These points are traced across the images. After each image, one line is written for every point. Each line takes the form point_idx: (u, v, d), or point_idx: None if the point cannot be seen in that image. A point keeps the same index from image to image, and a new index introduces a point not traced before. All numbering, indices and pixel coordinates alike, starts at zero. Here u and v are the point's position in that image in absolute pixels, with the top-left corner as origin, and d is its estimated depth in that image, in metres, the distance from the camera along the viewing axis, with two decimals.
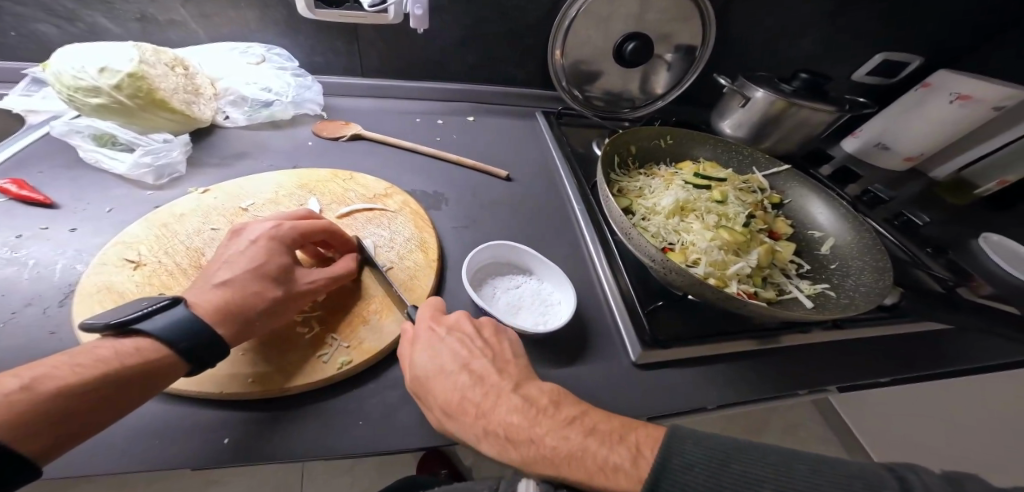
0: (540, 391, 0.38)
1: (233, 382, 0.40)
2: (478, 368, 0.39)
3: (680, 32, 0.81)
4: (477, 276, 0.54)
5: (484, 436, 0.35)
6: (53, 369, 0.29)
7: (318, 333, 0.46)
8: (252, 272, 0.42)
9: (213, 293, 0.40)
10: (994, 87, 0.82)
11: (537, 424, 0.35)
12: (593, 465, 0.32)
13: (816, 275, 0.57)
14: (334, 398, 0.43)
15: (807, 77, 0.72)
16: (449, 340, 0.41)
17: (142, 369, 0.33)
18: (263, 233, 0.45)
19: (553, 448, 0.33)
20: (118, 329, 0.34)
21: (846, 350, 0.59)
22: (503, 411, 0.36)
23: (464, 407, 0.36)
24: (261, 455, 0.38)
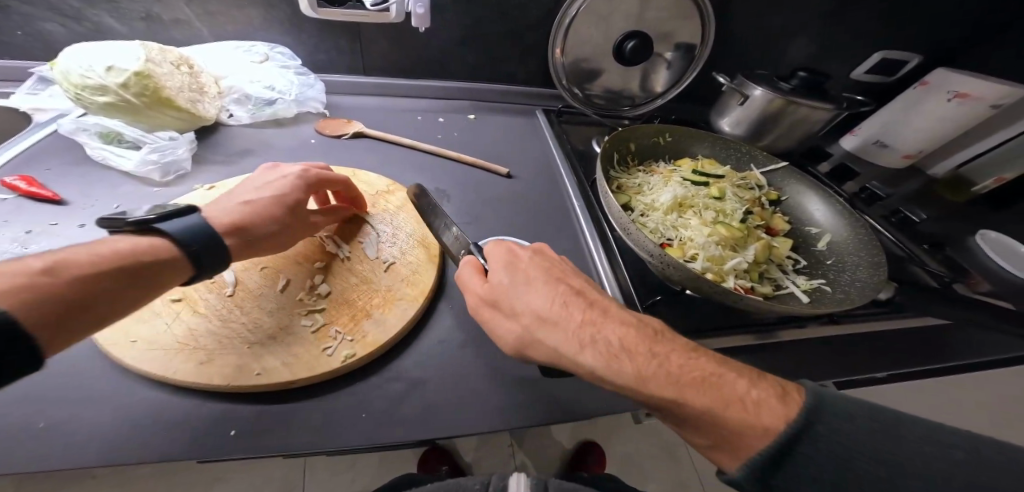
0: (648, 321, 0.39)
1: (241, 375, 0.41)
2: (575, 295, 0.40)
3: (679, 31, 0.81)
4: None
5: (588, 348, 0.35)
6: (69, 258, 0.32)
7: (322, 326, 0.47)
8: (269, 200, 0.47)
9: (232, 209, 0.45)
10: (991, 85, 0.83)
11: (650, 348, 0.35)
12: (727, 391, 0.32)
13: (812, 270, 0.58)
14: (339, 390, 0.44)
15: (805, 75, 0.73)
16: (538, 269, 0.43)
17: (150, 265, 0.36)
18: (291, 172, 0.52)
19: (673, 369, 0.33)
20: (137, 227, 0.38)
21: (843, 346, 0.60)
22: (609, 333, 0.36)
23: (563, 320, 0.37)
24: (270, 445, 0.39)
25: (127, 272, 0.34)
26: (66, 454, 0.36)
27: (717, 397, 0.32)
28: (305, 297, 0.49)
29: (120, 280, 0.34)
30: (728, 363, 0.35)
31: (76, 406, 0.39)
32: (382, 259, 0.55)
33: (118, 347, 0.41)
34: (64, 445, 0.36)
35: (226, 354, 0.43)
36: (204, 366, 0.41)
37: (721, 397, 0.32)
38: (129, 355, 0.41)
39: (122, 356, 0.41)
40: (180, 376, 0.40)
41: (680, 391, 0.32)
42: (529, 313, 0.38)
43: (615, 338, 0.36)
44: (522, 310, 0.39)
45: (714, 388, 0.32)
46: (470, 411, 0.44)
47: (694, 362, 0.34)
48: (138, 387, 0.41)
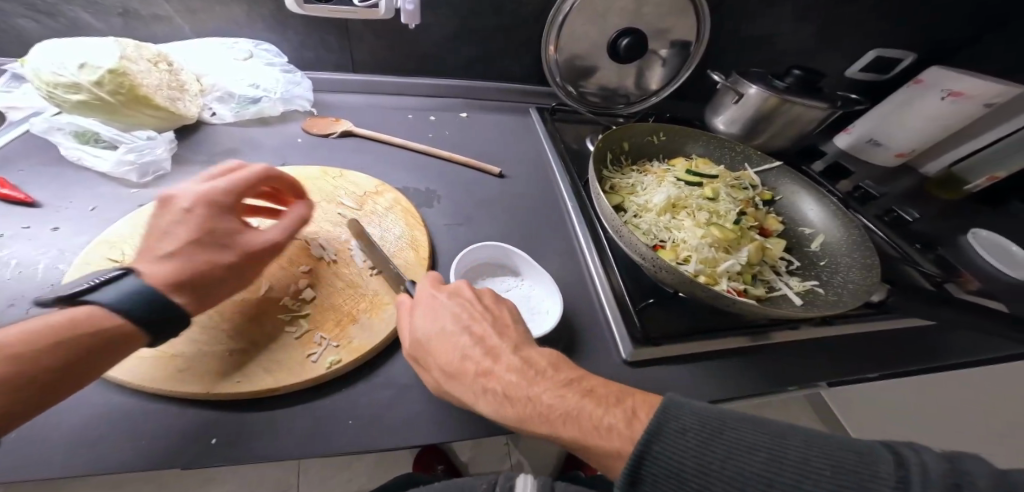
0: (537, 354, 0.40)
1: (220, 381, 0.40)
2: (477, 333, 0.41)
3: (672, 28, 0.80)
4: (468, 274, 0.54)
5: (482, 394, 0.37)
6: (10, 340, 0.31)
7: (306, 333, 0.45)
8: (200, 240, 0.41)
9: (163, 265, 0.39)
10: (985, 83, 0.82)
11: (538, 383, 0.37)
12: (588, 424, 0.34)
13: (805, 272, 0.57)
14: (324, 397, 0.43)
15: (800, 74, 0.72)
16: (445, 303, 0.44)
17: (98, 336, 0.34)
18: (194, 199, 0.43)
19: (554, 410, 0.35)
20: (73, 300, 0.35)
21: (836, 347, 0.59)
22: (501, 372, 0.38)
23: (458, 363, 0.39)
24: (252, 455, 0.38)
25: (72, 348, 0.32)
26: (38, 465, 0.34)
27: (594, 433, 0.33)
28: (289, 302, 0.47)
29: (66, 353, 0.32)
30: (617, 398, 0.36)
31: (45, 416, 0.37)
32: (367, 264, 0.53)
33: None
34: (34, 456, 0.34)
35: (208, 360, 0.41)
36: (183, 373, 0.40)
37: (591, 427, 0.34)
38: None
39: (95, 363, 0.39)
40: (157, 383, 0.39)
41: (560, 426, 0.34)
42: (418, 342, 0.41)
43: (508, 378, 0.37)
44: (424, 350, 0.40)
45: (593, 428, 0.34)
46: (458, 418, 0.43)
47: (582, 403, 0.35)
48: (116, 394, 0.39)
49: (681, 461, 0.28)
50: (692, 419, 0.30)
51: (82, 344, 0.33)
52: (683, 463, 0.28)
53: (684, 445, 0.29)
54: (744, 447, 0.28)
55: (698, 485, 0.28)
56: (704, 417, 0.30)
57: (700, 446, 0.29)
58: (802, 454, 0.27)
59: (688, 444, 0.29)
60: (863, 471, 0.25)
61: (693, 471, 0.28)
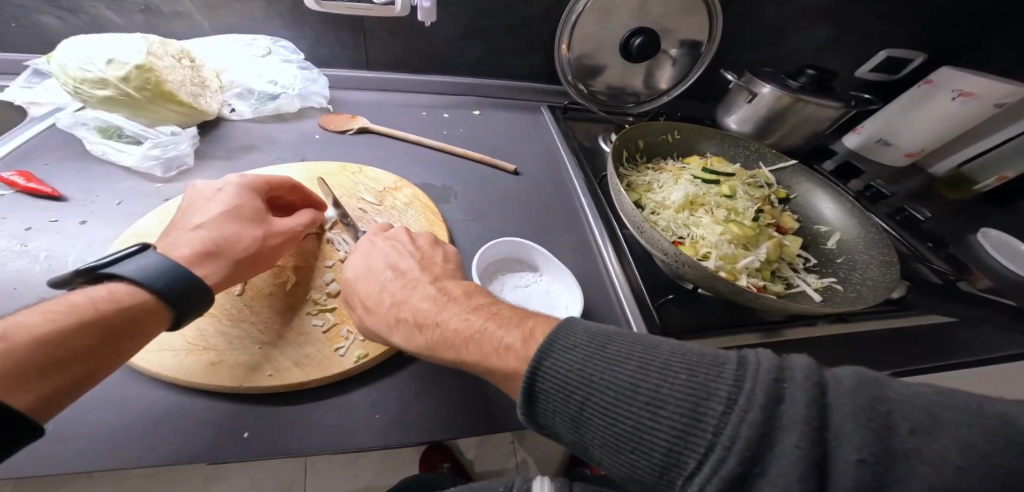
0: (455, 285, 0.42)
1: (252, 374, 0.40)
2: (386, 269, 0.44)
3: (686, 27, 0.80)
4: (488, 270, 0.54)
5: (394, 324, 0.39)
6: (33, 320, 0.30)
7: (333, 326, 0.46)
8: (228, 215, 0.44)
9: (193, 237, 0.42)
10: (994, 84, 0.83)
11: (446, 307, 0.38)
12: (487, 345, 0.34)
13: (823, 269, 0.58)
14: (352, 391, 0.43)
15: (814, 73, 0.72)
16: (372, 246, 0.47)
17: (124, 314, 0.34)
18: (229, 181, 0.47)
19: (463, 332, 0.36)
20: (89, 276, 0.35)
21: (852, 344, 0.60)
22: (408, 297, 0.40)
23: (379, 296, 0.42)
24: (283, 448, 0.38)
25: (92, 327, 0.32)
26: (77, 456, 0.35)
27: (503, 354, 0.33)
28: (314, 297, 0.48)
29: (93, 331, 0.32)
30: (523, 319, 0.36)
31: (79, 408, 0.37)
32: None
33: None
34: (72, 448, 0.35)
35: (238, 353, 0.42)
36: (215, 366, 0.40)
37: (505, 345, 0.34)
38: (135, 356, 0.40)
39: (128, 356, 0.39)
40: (191, 376, 0.39)
41: (471, 349, 0.35)
42: (350, 277, 0.45)
43: (414, 300, 0.40)
44: (351, 285, 0.44)
45: (501, 346, 0.34)
46: (485, 412, 0.43)
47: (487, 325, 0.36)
48: (148, 387, 0.40)
49: (565, 374, 0.28)
50: (587, 336, 0.30)
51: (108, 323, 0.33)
52: (567, 376, 0.28)
53: (567, 357, 0.29)
54: (620, 359, 0.28)
55: (582, 398, 0.28)
56: (594, 335, 0.30)
57: (586, 358, 0.29)
58: (665, 361, 0.27)
59: (576, 357, 0.29)
60: (713, 375, 0.25)
61: (578, 383, 0.28)
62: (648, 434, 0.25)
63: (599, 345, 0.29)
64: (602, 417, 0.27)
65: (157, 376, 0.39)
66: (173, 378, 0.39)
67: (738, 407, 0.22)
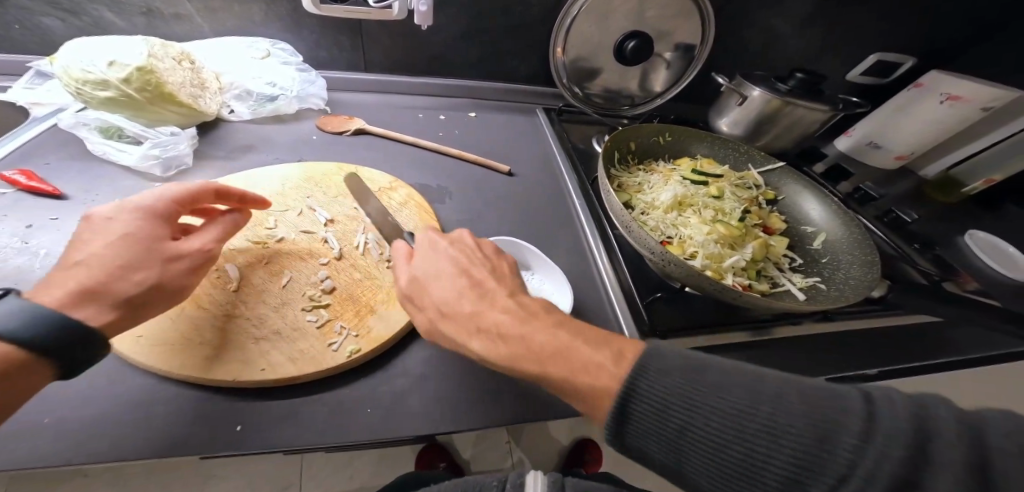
0: (530, 301, 0.40)
1: (248, 369, 0.41)
2: (451, 277, 0.42)
3: (679, 31, 0.82)
4: None
5: (473, 333, 0.38)
6: None
7: (327, 321, 0.47)
8: (117, 248, 0.38)
9: (65, 278, 0.35)
10: (983, 88, 0.84)
11: (529, 318, 0.37)
12: (578, 360, 0.33)
13: (808, 268, 0.59)
14: (344, 385, 0.44)
15: (803, 77, 0.73)
16: (442, 253, 0.45)
17: (76, 327, 0.33)
18: (118, 206, 0.40)
19: (539, 350, 0.34)
20: (32, 286, 0.33)
21: (836, 342, 0.61)
22: (484, 306, 0.39)
23: (443, 302, 0.40)
24: (276, 440, 0.39)
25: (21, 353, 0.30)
26: (71, 450, 0.35)
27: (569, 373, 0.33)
28: (309, 292, 0.49)
29: (42, 345, 0.31)
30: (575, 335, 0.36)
31: (73, 403, 0.38)
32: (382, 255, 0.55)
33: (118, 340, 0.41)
34: (67, 442, 0.36)
35: (233, 349, 0.43)
36: (211, 361, 0.41)
37: (571, 361, 0.33)
38: (130, 349, 0.41)
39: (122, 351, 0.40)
40: (187, 370, 0.40)
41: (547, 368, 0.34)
42: (417, 276, 0.43)
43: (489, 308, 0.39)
44: (415, 286, 0.43)
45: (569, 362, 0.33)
46: (474, 406, 0.44)
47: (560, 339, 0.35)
48: (144, 381, 0.41)
49: (658, 409, 0.29)
50: (678, 371, 0.30)
51: (61, 336, 0.32)
52: (658, 410, 0.29)
53: (669, 389, 0.29)
54: (714, 391, 0.29)
55: (676, 429, 0.29)
56: (695, 367, 0.30)
57: (676, 395, 0.29)
58: (769, 403, 0.27)
59: (666, 393, 0.29)
60: (838, 411, 0.25)
61: (672, 416, 0.29)
62: (765, 469, 0.26)
63: (693, 381, 0.29)
64: (705, 449, 0.28)
65: (154, 370, 0.40)
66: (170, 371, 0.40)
67: (881, 447, 0.23)
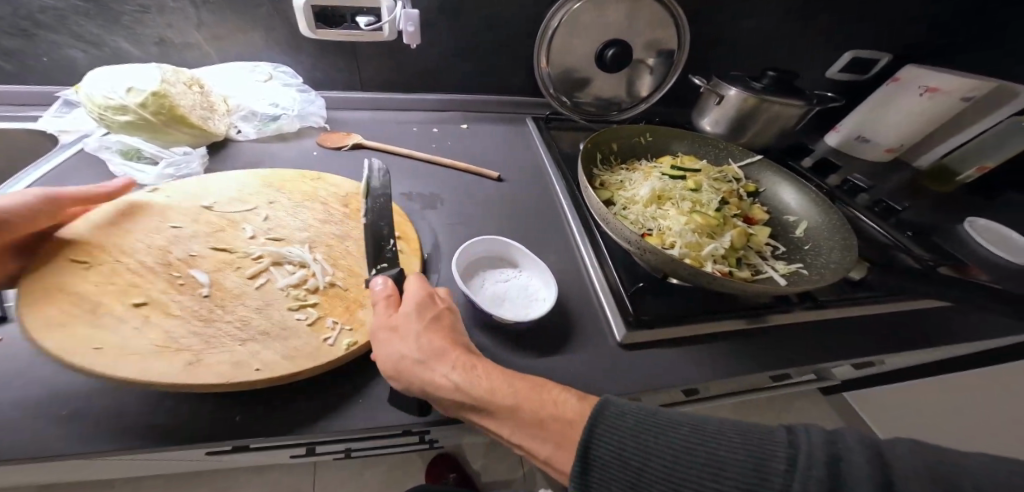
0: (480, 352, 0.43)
1: (243, 379, 0.41)
2: (419, 359, 0.39)
3: (657, 37, 0.86)
4: (467, 267, 0.56)
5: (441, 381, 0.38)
6: None
7: (320, 323, 0.48)
8: None
9: None
10: (958, 78, 0.86)
11: (499, 396, 0.37)
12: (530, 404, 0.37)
13: (790, 256, 0.60)
14: (342, 377, 0.45)
15: (774, 75, 0.75)
16: (408, 314, 0.42)
17: None
18: None
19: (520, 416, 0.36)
20: None
21: (826, 330, 0.62)
22: (444, 382, 0.37)
23: (415, 370, 0.38)
24: (277, 428, 0.41)
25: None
26: (81, 439, 0.37)
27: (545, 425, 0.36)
28: (295, 297, 0.50)
29: None
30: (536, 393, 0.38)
31: (84, 396, 0.40)
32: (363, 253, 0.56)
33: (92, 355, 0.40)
34: (78, 431, 0.38)
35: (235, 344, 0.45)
36: None
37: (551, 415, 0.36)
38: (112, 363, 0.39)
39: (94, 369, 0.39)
40: (176, 383, 0.39)
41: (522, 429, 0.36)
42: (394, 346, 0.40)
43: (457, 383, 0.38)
44: (394, 363, 0.39)
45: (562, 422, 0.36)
46: None
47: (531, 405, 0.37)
48: None
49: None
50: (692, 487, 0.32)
51: None
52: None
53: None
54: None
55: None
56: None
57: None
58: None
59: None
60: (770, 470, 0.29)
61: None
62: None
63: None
64: None
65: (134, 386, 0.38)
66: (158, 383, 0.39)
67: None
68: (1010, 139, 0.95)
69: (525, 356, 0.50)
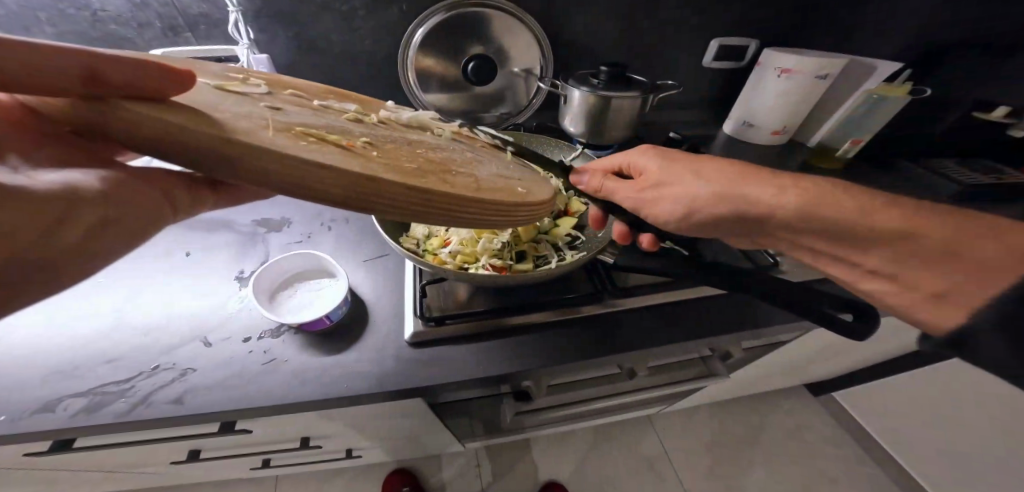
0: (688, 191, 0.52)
1: (332, 152, 0.29)
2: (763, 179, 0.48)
3: (513, 47, 0.89)
4: (269, 287, 0.59)
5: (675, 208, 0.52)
6: None
7: (378, 141, 0.35)
8: None
9: None
10: (807, 58, 0.86)
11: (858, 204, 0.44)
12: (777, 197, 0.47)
13: (585, 245, 0.64)
14: (115, 376, 0.52)
15: (608, 69, 0.79)
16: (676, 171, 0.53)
17: None
18: None
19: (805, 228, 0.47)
20: None
21: (642, 319, 0.62)
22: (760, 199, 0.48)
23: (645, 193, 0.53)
24: (32, 424, 0.48)
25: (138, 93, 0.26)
26: None
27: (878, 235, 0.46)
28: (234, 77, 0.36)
29: None
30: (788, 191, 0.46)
31: None
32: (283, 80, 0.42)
33: (186, 119, 0.25)
34: None
35: (38, 354, 0.54)
36: (14, 366, 0.53)
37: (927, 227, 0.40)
38: (187, 116, 0.25)
39: (168, 105, 0.26)
40: (274, 144, 0.26)
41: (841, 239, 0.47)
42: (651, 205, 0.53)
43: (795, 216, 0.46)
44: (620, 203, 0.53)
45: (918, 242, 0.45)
46: (210, 402, 0.50)
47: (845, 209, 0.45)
48: None
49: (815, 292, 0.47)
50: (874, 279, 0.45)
51: None
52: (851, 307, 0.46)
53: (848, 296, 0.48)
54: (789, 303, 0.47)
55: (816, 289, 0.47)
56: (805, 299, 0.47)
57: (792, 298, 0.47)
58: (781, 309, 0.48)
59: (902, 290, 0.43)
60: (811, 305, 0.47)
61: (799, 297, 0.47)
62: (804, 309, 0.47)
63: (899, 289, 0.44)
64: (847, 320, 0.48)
65: (233, 144, 0.25)
66: (271, 160, 0.26)
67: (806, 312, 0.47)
68: (873, 113, 0.93)
69: (302, 358, 0.55)
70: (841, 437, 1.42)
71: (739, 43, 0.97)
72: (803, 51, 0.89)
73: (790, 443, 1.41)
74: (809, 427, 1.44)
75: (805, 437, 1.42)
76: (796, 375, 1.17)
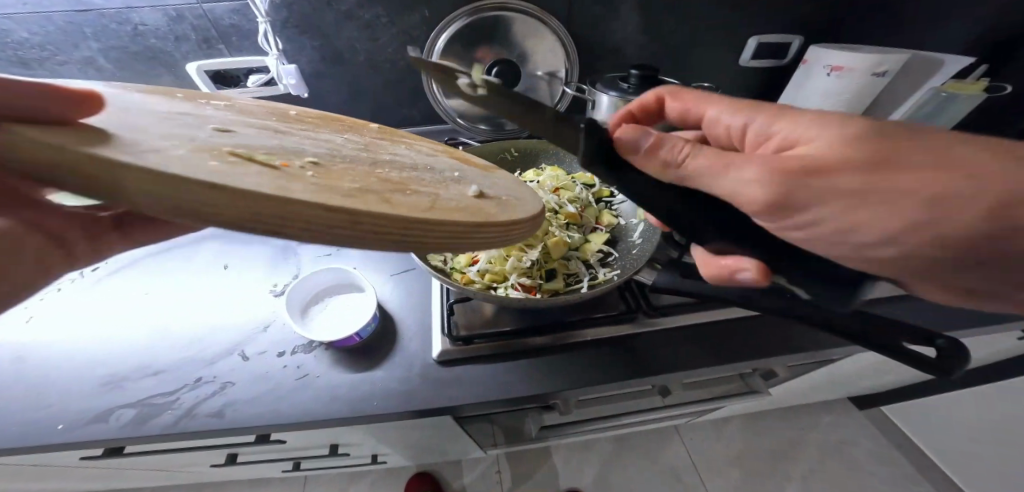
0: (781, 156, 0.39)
1: (246, 184, 0.22)
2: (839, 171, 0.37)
3: (539, 51, 0.87)
4: (303, 299, 0.60)
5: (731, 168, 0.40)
6: None
7: (325, 160, 0.30)
8: None
9: None
10: (862, 55, 0.80)
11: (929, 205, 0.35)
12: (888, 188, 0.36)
13: (615, 261, 0.65)
14: (160, 388, 0.54)
15: (639, 72, 0.75)
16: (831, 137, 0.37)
17: None
18: None
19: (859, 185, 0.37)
20: None
21: (679, 340, 0.60)
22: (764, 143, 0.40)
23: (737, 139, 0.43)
24: (84, 435, 0.50)
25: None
26: None
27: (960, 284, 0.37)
28: (256, 120, 0.34)
29: None
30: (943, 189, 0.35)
31: None
32: (296, 111, 0.41)
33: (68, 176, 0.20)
34: None
35: (88, 362, 0.57)
36: (67, 376, 0.55)
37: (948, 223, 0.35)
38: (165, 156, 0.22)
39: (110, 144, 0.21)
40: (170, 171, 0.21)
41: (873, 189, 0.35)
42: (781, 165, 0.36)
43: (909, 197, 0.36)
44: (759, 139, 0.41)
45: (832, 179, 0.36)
46: (248, 418, 0.51)
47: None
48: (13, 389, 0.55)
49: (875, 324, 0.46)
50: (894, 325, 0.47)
51: None
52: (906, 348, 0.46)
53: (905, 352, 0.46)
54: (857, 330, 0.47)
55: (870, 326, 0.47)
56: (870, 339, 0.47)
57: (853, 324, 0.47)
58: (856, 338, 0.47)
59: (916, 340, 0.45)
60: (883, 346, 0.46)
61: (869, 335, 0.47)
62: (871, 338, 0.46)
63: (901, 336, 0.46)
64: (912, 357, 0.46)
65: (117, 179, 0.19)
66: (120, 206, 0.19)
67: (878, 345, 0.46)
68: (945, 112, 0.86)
69: (334, 374, 0.55)
70: (889, 454, 1.33)
71: (778, 40, 0.92)
72: (854, 48, 0.84)
73: (831, 459, 1.33)
74: (853, 443, 1.36)
75: (848, 453, 1.34)
76: (839, 390, 1.11)
